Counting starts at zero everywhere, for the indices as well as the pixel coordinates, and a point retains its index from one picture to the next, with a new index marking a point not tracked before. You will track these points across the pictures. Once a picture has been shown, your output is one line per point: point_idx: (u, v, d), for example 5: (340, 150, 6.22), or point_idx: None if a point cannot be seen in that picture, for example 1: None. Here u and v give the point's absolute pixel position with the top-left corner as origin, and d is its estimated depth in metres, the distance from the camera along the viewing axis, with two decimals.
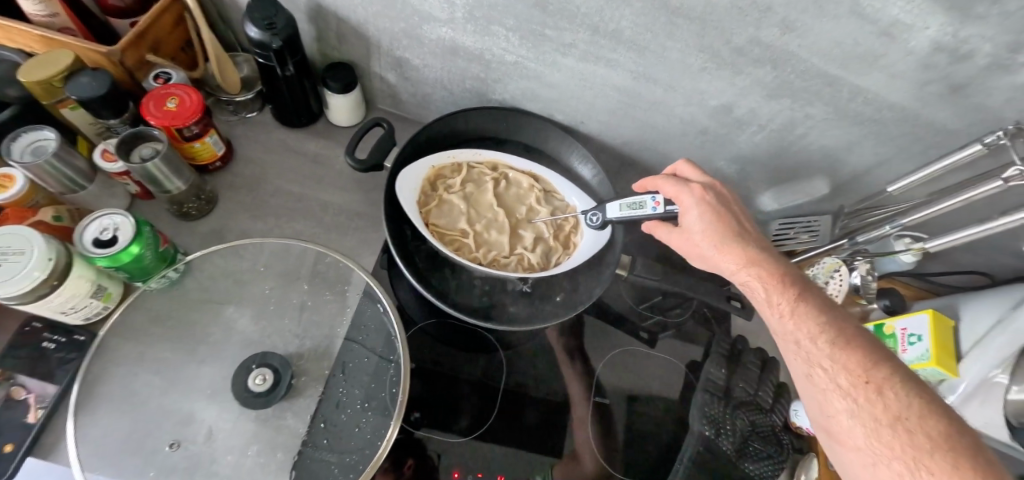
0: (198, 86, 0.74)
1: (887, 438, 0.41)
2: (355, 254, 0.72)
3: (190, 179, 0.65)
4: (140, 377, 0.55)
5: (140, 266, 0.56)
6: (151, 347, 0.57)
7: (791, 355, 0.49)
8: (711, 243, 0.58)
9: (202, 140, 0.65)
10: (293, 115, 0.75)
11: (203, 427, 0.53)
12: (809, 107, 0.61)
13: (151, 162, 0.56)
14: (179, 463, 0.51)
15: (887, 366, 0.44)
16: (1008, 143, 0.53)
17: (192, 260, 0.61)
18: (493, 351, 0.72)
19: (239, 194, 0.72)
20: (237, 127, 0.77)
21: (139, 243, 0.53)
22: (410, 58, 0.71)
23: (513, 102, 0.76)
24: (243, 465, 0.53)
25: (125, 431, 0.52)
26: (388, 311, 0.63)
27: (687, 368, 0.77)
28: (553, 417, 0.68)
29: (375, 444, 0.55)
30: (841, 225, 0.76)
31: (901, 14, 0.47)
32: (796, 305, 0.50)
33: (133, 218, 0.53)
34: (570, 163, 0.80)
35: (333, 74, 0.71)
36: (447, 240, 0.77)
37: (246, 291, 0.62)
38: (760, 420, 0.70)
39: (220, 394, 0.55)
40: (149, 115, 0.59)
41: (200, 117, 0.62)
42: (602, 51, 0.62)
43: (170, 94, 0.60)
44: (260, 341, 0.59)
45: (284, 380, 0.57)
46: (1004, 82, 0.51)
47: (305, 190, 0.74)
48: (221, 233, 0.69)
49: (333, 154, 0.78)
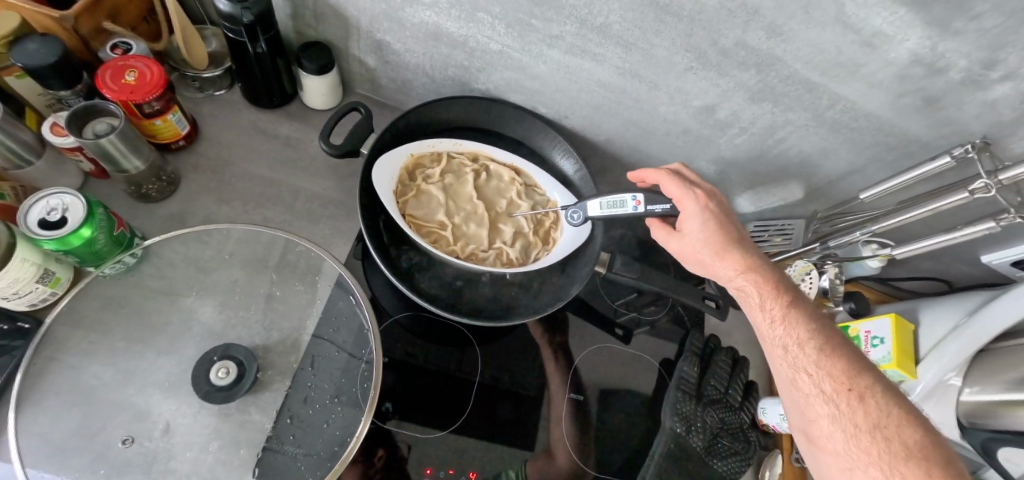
0: (161, 58, 0.70)
1: (866, 444, 0.46)
2: (328, 244, 0.70)
3: (149, 157, 0.61)
4: (90, 369, 0.52)
5: (92, 251, 0.52)
6: (104, 336, 0.54)
7: (780, 361, 0.54)
8: (712, 250, 0.61)
9: (163, 117, 0.61)
10: (265, 95, 0.72)
11: (160, 422, 0.51)
12: (789, 112, 0.62)
13: (106, 139, 0.52)
14: (132, 460, 0.49)
15: (868, 377, 0.49)
16: (975, 156, 0.55)
17: (150, 246, 0.58)
18: (469, 345, 0.71)
19: (204, 176, 0.68)
20: (204, 105, 0.73)
21: (89, 226, 0.49)
22: (391, 42, 0.69)
23: (496, 92, 0.75)
24: (203, 462, 0.50)
25: (73, 426, 0.49)
26: (359, 303, 0.60)
27: (660, 366, 0.78)
28: (526, 412, 0.68)
29: (343, 441, 0.53)
30: (815, 228, 0.79)
31: (884, 25, 0.47)
32: (788, 312, 0.55)
33: (86, 199, 0.50)
34: (552, 157, 0.79)
35: (307, 54, 0.68)
36: (425, 232, 0.75)
37: (210, 279, 0.60)
38: (731, 418, 0.72)
39: (179, 387, 0.53)
40: (105, 87, 0.55)
41: (162, 92, 0.58)
42: (589, 45, 0.61)
43: (129, 66, 0.56)
44: (224, 332, 0.57)
45: (249, 374, 0.55)
46: (975, 97, 0.52)
47: (275, 175, 0.71)
48: (182, 218, 0.65)
49: (307, 137, 0.75)
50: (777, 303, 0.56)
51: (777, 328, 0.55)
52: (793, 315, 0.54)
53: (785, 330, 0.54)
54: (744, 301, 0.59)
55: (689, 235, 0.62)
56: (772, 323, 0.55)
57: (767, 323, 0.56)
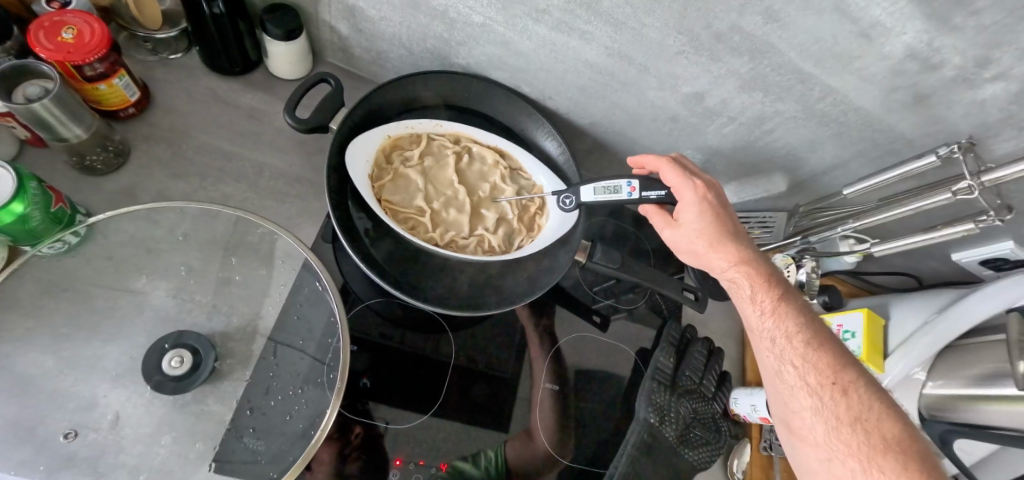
0: (108, 17, 0.64)
1: (846, 436, 0.46)
2: (295, 225, 0.66)
3: (92, 126, 0.55)
4: (29, 356, 0.48)
5: (27, 229, 0.47)
6: (42, 322, 0.49)
7: (767, 353, 0.53)
8: (706, 241, 0.59)
9: (109, 82, 0.55)
10: (225, 61, 0.66)
11: (108, 412, 0.47)
12: (779, 103, 0.60)
13: (40, 103, 0.47)
14: (77, 454, 0.45)
15: (854, 371, 0.49)
16: (960, 157, 0.53)
17: (96, 224, 0.53)
18: (443, 333, 0.68)
19: (158, 147, 0.63)
20: (157, 69, 0.66)
21: (22, 202, 0.45)
22: (364, 8, 0.63)
23: (477, 68, 0.71)
24: (155, 456, 0.47)
25: (10, 418, 0.45)
26: (327, 289, 0.58)
27: (636, 355, 0.77)
28: (501, 398, 0.67)
29: (307, 432, 0.51)
30: (795, 222, 0.76)
31: (883, 16, 0.45)
32: (778, 304, 0.54)
33: (14, 170, 0.45)
34: (536, 139, 0.75)
35: (272, 17, 0.62)
36: (402, 218, 0.72)
37: (161, 261, 0.55)
38: (703, 408, 0.72)
39: (128, 375, 0.49)
40: (38, 47, 0.49)
41: (106, 53, 0.52)
42: (577, 22, 0.57)
43: (66, 23, 0.51)
44: (178, 317, 0.53)
45: (206, 363, 0.51)
46: (965, 96, 0.51)
47: (238, 148, 0.66)
48: (133, 192, 0.60)
49: (272, 109, 0.70)
50: (768, 295, 0.55)
51: (767, 321, 0.54)
52: (784, 309, 0.53)
53: (774, 323, 0.53)
54: (735, 292, 0.58)
55: (685, 225, 0.61)
56: (762, 316, 0.54)
57: (757, 315, 0.55)
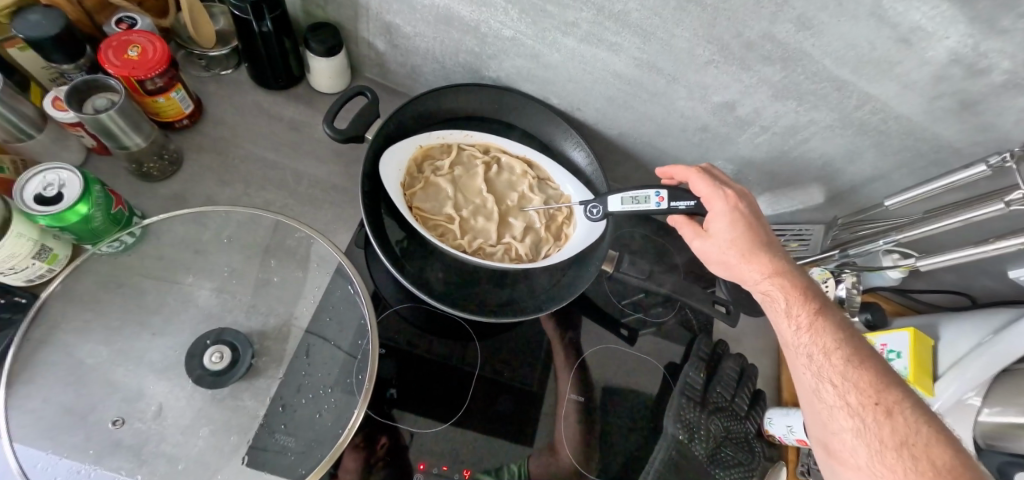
0: (168, 36, 0.70)
1: (891, 461, 0.43)
2: (330, 231, 0.69)
3: (150, 135, 0.60)
4: (87, 347, 0.51)
5: (89, 229, 0.51)
6: (99, 316, 0.53)
7: (804, 369, 0.51)
8: (737, 252, 0.58)
9: (167, 95, 0.60)
10: (271, 76, 0.70)
11: (152, 403, 0.50)
12: (814, 111, 0.59)
13: (107, 114, 0.51)
14: (123, 441, 0.48)
15: (899, 391, 0.46)
16: (1013, 166, 0.51)
17: (150, 226, 0.57)
18: (469, 340, 0.69)
19: (208, 156, 0.67)
20: (210, 84, 0.71)
21: (86, 203, 0.49)
22: (401, 24, 0.66)
23: (508, 81, 0.73)
24: (193, 446, 0.49)
25: (66, 404, 0.48)
26: (358, 293, 0.59)
27: (666, 369, 0.75)
28: (525, 408, 0.66)
29: (335, 432, 0.52)
30: (834, 236, 0.74)
31: (924, 20, 0.44)
32: (815, 318, 0.51)
33: (82, 174, 0.49)
34: (565, 149, 0.76)
35: (315, 35, 0.66)
36: (431, 225, 0.74)
37: (206, 262, 0.59)
38: (736, 426, 0.69)
39: (172, 369, 0.52)
40: (107, 63, 0.54)
41: (166, 68, 0.56)
42: (605, 33, 0.58)
43: (132, 42, 0.55)
44: (219, 315, 0.56)
45: (243, 360, 0.54)
46: (1016, 102, 0.48)
47: (279, 157, 0.70)
48: (183, 198, 0.64)
49: (312, 121, 0.73)
50: (804, 309, 0.53)
51: (803, 336, 0.52)
52: (821, 324, 0.51)
53: (811, 338, 0.51)
54: (770, 305, 0.56)
55: (716, 236, 0.60)
56: (798, 331, 0.52)
57: (793, 329, 0.53)
